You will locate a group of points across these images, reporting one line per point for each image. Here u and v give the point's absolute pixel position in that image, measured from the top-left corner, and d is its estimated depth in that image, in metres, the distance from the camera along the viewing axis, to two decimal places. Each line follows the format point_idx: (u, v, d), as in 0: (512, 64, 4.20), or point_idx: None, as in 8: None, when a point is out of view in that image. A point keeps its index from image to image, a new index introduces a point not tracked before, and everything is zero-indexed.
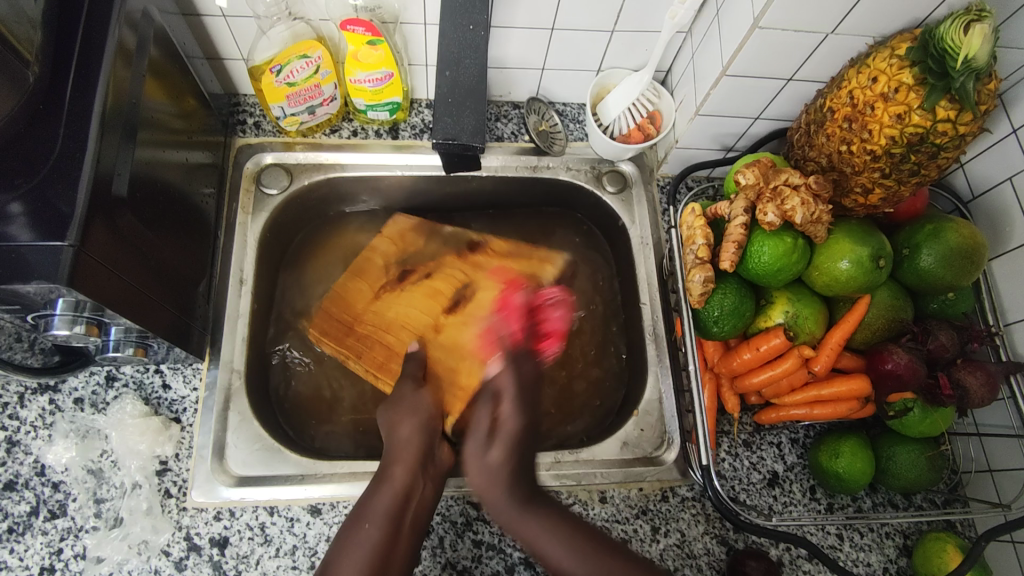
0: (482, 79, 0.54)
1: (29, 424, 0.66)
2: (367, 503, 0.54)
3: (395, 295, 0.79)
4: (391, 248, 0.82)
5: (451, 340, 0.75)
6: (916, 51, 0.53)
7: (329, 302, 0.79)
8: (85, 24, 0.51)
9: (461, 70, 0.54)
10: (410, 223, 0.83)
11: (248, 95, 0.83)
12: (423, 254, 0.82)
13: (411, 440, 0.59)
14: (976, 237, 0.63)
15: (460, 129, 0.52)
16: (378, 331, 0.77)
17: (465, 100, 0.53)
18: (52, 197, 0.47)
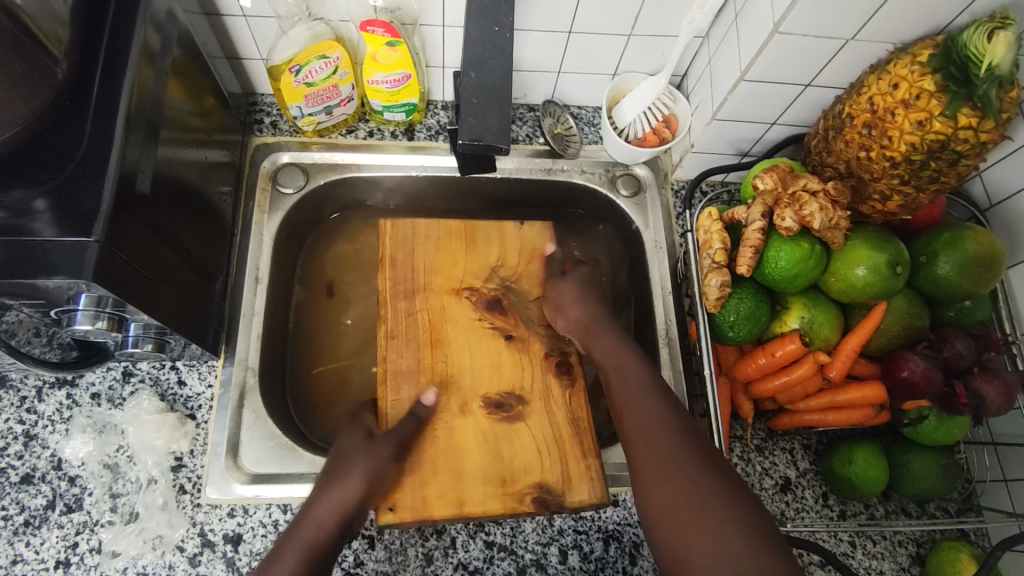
0: (504, 80, 0.54)
1: (47, 419, 0.66)
2: (294, 531, 0.53)
3: (472, 328, 0.69)
4: (505, 252, 0.74)
5: (460, 434, 0.62)
6: (938, 58, 0.52)
7: (421, 261, 0.72)
8: (112, 24, 0.52)
9: (484, 71, 0.54)
10: (539, 242, 0.76)
11: (265, 95, 0.83)
12: (529, 311, 0.71)
13: (344, 505, 0.54)
14: (994, 245, 0.62)
15: (484, 128, 0.52)
16: (427, 342, 0.68)
17: (489, 100, 0.53)
18: (77, 193, 0.47)
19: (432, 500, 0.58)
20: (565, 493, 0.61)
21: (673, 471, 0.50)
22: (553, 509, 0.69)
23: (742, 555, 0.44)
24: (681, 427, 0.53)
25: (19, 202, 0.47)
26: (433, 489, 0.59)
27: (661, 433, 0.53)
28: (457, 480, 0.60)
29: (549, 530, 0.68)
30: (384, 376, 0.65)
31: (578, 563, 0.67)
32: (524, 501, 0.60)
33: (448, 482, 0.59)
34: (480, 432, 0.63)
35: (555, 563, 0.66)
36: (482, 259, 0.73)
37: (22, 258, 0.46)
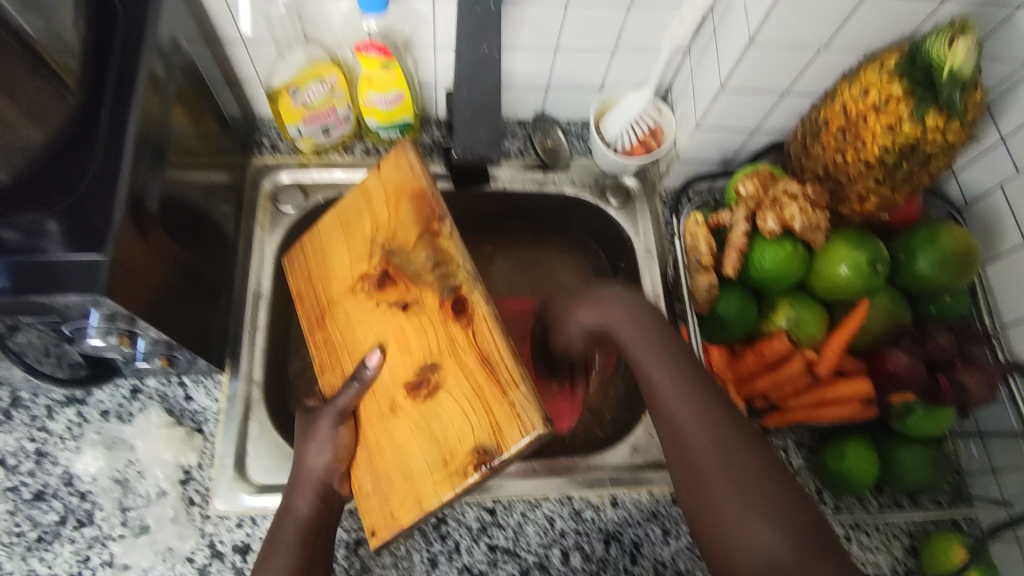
0: (493, 95, 0.57)
1: (57, 436, 0.68)
2: (274, 540, 0.56)
3: (466, 399, 0.54)
4: (389, 234, 0.64)
5: (396, 434, 0.57)
6: (904, 64, 0.55)
7: (317, 276, 0.69)
8: (120, 53, 0.55)
9: (476, 87, 0.57)
10: (405, 163, 0.64)
11: (264, 117, 0.86)
12: (414, 263, 0.61)
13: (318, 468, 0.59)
14: (969, 241, 0.65)
15: (476, 140, 0.55)
16: (382, 398, 0.59)
17: (482, 116, 0.56)
18: (88, 214, 0.49)
19: (397, 509, 0.55)
20: (442, 463, 0.53)
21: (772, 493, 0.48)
22: (554, 511, 0.70)
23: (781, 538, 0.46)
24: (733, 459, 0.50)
25: (33, 224, 0.49)
26: (402, 501, 0.55)
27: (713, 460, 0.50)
28: (411, 483, 0.55)
29: (551, 532, 0.69)
30: (319, 349, 0.66)
31: (581, 564, 0.68)
32: (466, 475, 0.52)
33: (404, 488, 0.55)
34: (411, 423, 0.56)
35: (558, 564, 0.68)
36: (345, 205, 0.69)
37: (36, 276, 0.48)
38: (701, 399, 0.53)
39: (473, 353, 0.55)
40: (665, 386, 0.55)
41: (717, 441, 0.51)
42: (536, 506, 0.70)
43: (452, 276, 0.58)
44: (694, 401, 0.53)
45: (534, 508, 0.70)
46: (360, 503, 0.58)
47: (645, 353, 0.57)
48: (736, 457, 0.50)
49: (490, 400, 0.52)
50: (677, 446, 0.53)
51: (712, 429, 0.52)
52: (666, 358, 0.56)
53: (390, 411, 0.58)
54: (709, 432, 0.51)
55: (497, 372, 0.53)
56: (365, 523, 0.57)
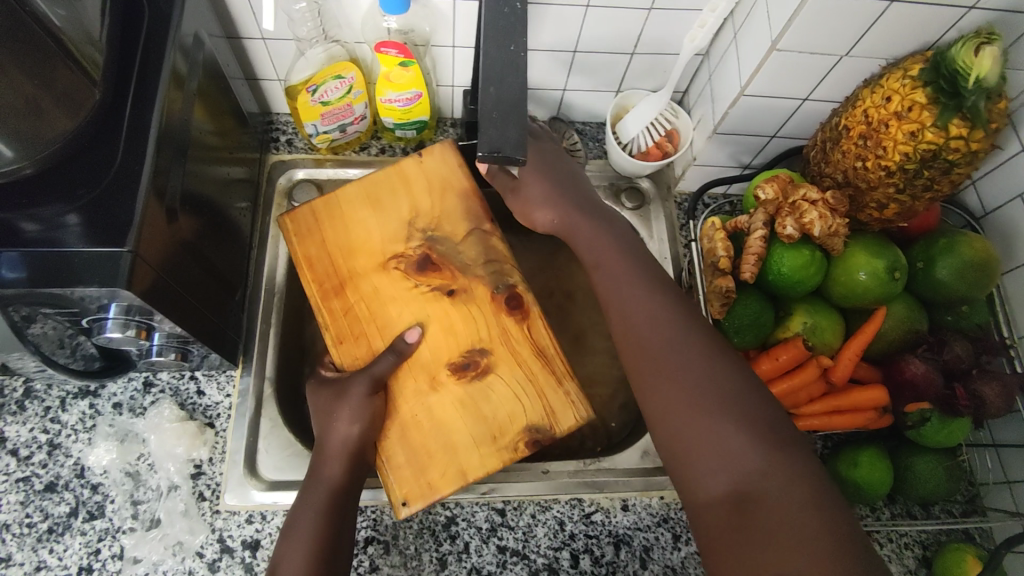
0: (522, 95, 0.54)
1: (70, 428, 0.68)
2: (303, 502, 0.56)
3: (518, 382, 0.62)
4: (431, 219, 0.67)
5: (435, 407, 0.61)
6: (929, 71, 0.55)
7: (335, 246, 0.66)
8: (144, 48, 0.55)
9: (503, 87, 0.54)
10: (454, 160, 0.70)
11: (281, 114, 0.86)
12: (462, 255, 0.66)
13: (347, 441, 0.58)
14: (989, 250, 0.64)
15: (504, 140, 0.53)
16: (421, 373, 0.62)
17: (507, 115, 0.54)
18: (110, 208, 0.49)
19: (437, 479, 0.59)
20: (492, 439, 0.60)
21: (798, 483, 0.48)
22: (564, 514, 0.70)
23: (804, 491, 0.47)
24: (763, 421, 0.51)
25: (55, 217, 0.49)
26: (443, 471, 0.59)
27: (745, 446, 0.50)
28: (453, 455, 0.59)
29: (560, 535, 0.69)
30: (338, 320, 0.64)
31: (590, 567, 0.68)
32: (518, 449, 0.60)
33: (445, 458, 0.59)
34: (456, 401, 0.61)
35: (567, 566, 0.68)
36: (376, 179, 0.69)
37: (57, 267, 0.48)
38: (716, 385, 0.52)
39: (528, 345, 0.63)
40: (689, 371, 0.54)
41: (752, 441, 0.49)
42: (545, 508, 0.70)
43: (507, 274, 0.65)
44: (717, 389, 0.52)
45: (544, 510, 0.70)
46: (392, 472, 0.59)
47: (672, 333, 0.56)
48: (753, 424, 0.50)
49: (548, 394, 0.61)
50: (674, 431, 0.52)
51: (745, 404, 0.51)
52: (686, 326, 0.57)
53: (430, 385, 0.61)
54: (740, 435, 0.50)
55: (552, 365, 0.62)
56: (398, 493, 0.58)
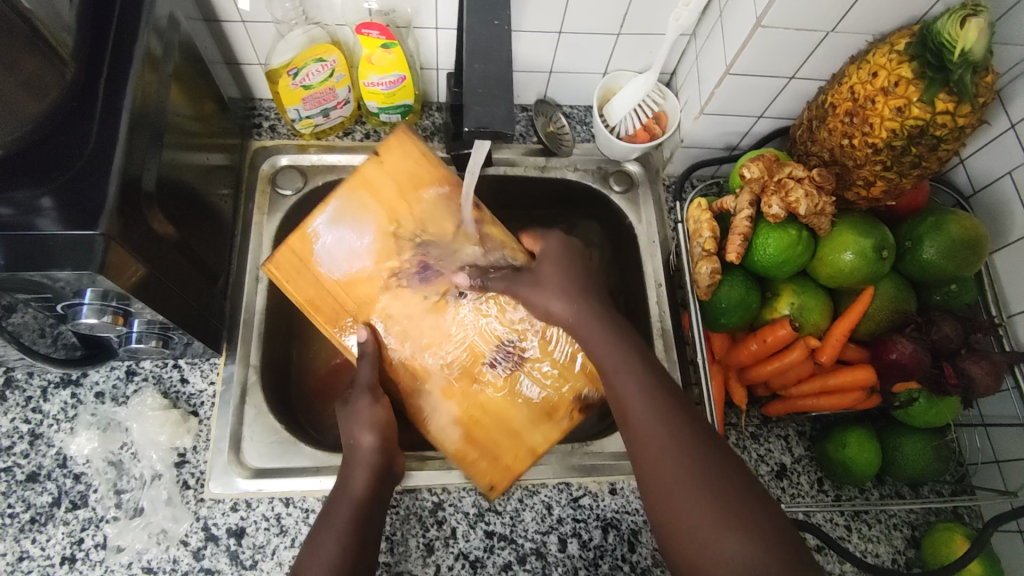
0: (509, 70, 0.52)
1: (52, 417, 0.67)
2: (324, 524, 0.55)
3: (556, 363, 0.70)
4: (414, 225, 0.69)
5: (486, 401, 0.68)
6: (915, 46, 0.54)
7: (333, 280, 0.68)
8: (116, 28, 0.54)
9: (490, 63, 0.52)
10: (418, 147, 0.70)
11: (264, 100, 0.85)
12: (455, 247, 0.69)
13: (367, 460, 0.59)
14: (977, 228, 0.64)
15: (492, 116, 0.49)
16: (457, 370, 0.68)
17: (495, 90, 0.51)
18: (82, 190, 0.48)
19: (512, 463, 0.67)
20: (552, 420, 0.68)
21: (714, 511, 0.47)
22: (552, 498, 0.70)
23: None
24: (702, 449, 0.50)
25: (26, 200, 0.48)
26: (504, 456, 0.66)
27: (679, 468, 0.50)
28: (516, 438, 0.67)
29: (548, 519, 0.69)
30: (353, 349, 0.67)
31: (578, 551, 0.68)
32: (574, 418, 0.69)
33: (511, 444, 0.67)
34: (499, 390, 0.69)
35: (555, 551, 0.67)
36: (378, 181, 0.69)
37: (32, 251, 0.47)
38: (700, 484, 0.48)
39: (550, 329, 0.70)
40: (628, 393, 0.53)
41: (742, 548, 0.46)
42: (533, 493, 0.70)
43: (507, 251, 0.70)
44: (705, 482, 0.48)
45: (532, 495, 0.70)
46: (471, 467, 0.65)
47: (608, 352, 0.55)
48: (742, 523, 0.47)
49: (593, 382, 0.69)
50: (663, 516, 0.50)
51: (732, 511, 0.47)
52: (669, 419, 0.51)
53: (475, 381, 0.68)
54: (727, 538, 0.46)
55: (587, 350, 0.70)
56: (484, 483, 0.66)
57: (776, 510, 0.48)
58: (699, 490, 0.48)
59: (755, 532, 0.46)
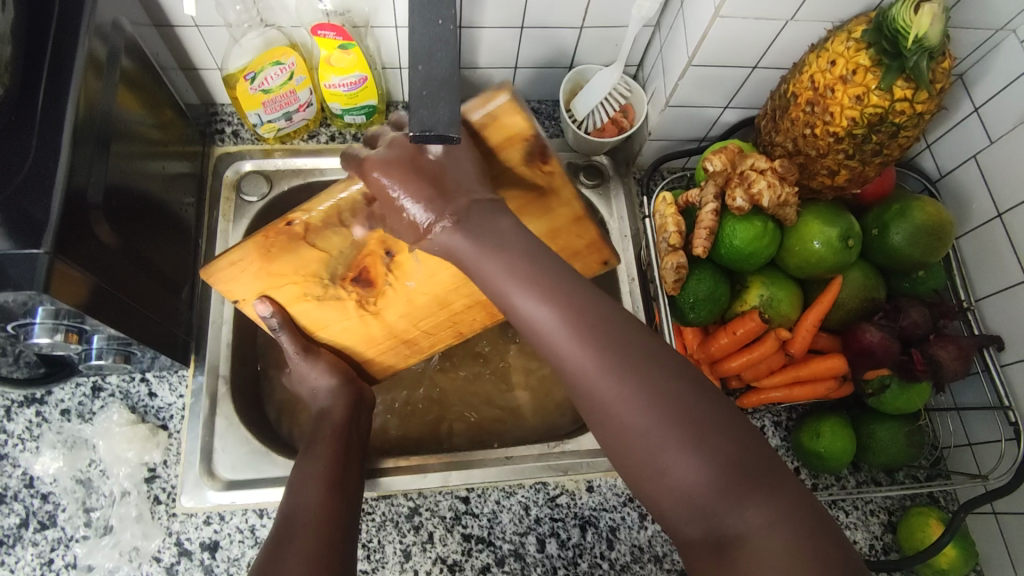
0: (451, 69, 0.48)
1: (17, 437, 0.66)
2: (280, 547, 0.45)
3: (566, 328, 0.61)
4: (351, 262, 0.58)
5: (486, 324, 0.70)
6: (871, 32, 0.53)
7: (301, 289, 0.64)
8: (55, 35, 0.52)
9: (431, 63, 0.49)
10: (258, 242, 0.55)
11: (225, 104, 0.83)
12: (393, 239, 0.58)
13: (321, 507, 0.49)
14: (942, 214, 0.64)
15: (436, 119, 0.46)
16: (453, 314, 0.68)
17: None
18: (26, 207, 0.47)
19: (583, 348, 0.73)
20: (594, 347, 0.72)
21: (662, 431, 0.38)
22: (529, 498, 0.69)
23: (763, 522, 0.37)
24: (647, 362, 0.40)
25: None
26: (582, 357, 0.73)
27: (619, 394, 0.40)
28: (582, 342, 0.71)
29: (525, 520, 0.68)
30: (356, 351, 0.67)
31: (556, 550, 0.67)
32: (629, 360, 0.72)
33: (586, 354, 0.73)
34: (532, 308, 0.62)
35: (533, 551, 0.67)
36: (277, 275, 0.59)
37: None
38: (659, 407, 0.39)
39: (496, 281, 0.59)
40: (547, 322, 0.42)
41: (704, 471, 0.38)
42: (510, 494, 0.70)
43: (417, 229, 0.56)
44: (654, 404, 0.39)
45: (508, 496, 0.69)
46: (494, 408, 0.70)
47: (513, 279, 0.44)
48: (711, 440, 0.38)
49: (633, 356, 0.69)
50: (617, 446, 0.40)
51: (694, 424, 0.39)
52: (604, 347, 0.41)
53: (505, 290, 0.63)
54: (688, 458, 0.38)
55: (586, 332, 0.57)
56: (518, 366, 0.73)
57: (734, 415, 0.40)
58: (643, 404, 0.39)
59: (711, 445, 0.38)
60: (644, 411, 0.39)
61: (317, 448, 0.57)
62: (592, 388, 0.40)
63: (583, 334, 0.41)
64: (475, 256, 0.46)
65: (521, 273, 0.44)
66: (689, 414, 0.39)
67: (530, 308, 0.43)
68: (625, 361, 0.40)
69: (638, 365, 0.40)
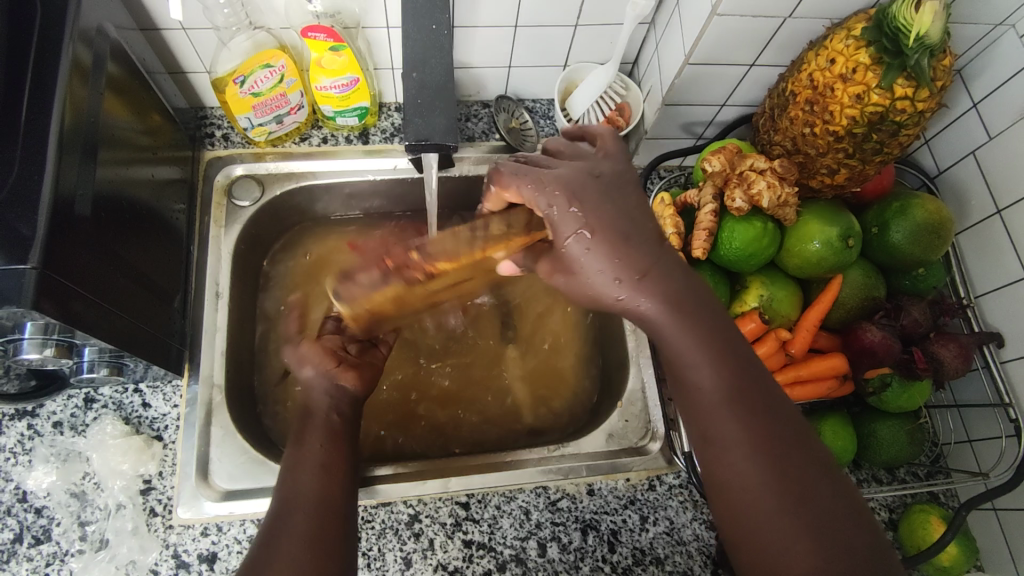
0: (446, 78, 0.53)
1: (8, 451, 0.65)
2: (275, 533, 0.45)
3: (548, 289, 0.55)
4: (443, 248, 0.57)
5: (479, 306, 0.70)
6: (871, 30, 0.53)
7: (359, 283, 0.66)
8: (38, 42, 0.51)
9: (427, 70, 0.53)
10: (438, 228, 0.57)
11: (214, 108, 0.82)
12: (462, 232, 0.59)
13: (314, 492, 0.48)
14: (942, 212, 0.64)
15: (431, 129, 0.52)
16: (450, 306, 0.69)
17: (434, 100, 0.53)
18: (11, 220, 0.46)
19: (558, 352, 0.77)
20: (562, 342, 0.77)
21: (778, 517, 0.42)
22: (530, 503, 0.69)
23: None
24: (783, 454, 0.44)
25: None
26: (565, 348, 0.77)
27: (753, 478, 0.43)
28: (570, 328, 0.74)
29: (526, 524, 0.68)
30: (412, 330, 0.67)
31: (558, 555, 0.67)
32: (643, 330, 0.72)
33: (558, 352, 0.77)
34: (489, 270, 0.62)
35: (534, 556, 0.67)
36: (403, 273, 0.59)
37: None
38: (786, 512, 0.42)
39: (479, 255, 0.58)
40: (710, 393, 0.46)
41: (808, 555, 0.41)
42: (510, 498, 0.69)
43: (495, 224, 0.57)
44: (794, 513, 0.42)
45: (509, 501, 0.69)
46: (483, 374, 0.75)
47: (689, 344, 0.47)
48: (829, 554, 0.40)
49: None
50: (728, 521, 0.44)
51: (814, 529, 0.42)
52: (748, 418, 0.45)
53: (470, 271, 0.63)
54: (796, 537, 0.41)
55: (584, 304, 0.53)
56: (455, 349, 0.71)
57: (859, 527, 0.42)
58: (771, 492, 0.43)
59: (825, 546, 0.41)
60: (767, 498, 0.43)
61: (306, 439, 0.52)
62: (725, 462, 0.45)
63: (733, 413, 0.45)
64: (668, 325, 0.48)
65: (699, 345, 0.47)
66: (811, 510, 0.42)
67: (699, 377, 0.47)
68: (761, 449, 0.44)
69: (777, 454, 0.44)
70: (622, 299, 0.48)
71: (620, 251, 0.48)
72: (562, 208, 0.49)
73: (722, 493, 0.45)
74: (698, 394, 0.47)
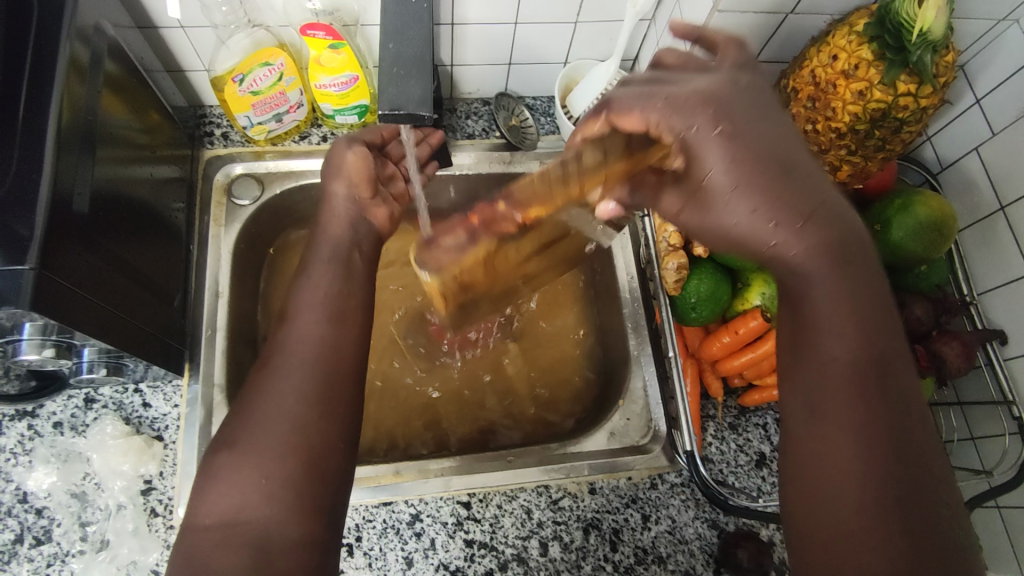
0: (425, 48, 0.55)
1: (9, 452, 0.65)
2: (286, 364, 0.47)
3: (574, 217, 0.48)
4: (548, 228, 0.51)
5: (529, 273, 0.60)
6: (873, 26, 0.52)
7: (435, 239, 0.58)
8: (35, 41, 0.51)
9: (403, 42, 0.55)
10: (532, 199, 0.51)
11: (213, 106, 0.82)
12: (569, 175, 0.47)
13: (315, 315, 0.50)
14: (945, 208, 0.63)
15: (406, 97, 0.53)
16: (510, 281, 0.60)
17: (416, 75, 0.54)
18: (8, 219, 0.46)
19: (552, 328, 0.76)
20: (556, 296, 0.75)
21: (862, 501, 0.39)
22: (531, 502, 0.69)
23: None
24: (894, 450, 0.40)
25: None
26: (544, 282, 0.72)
27: (853, 458, 0.40)
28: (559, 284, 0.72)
29: (528, 523, 0.68)
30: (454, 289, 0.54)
31: (560, 554, 0.67)
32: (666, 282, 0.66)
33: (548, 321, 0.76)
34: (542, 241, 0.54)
35: (536, 555, 0.66)
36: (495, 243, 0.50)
37: None
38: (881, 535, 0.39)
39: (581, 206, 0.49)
40: (837, 362, 0.42)
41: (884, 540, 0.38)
42: (512, 497, 0.69)
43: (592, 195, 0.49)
44: (884, 507, 0.38)
45: (511, 500, 0.69)
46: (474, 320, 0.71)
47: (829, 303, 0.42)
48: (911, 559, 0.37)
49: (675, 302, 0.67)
50: (812, 522, 0.41)
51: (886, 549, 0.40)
52: (868, 405, 0.41)
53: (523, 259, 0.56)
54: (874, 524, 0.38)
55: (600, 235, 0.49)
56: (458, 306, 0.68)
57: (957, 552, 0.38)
58: (868, 479, 0.39)
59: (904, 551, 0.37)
60: (860, 484, 0.39)
61: (316, 269, 0.54)
62: (827, 435, 0.41)
63: (854, 396, 0.41)
64: (824, 278, 0.42)
65: (838, 311, 0.42)
66: (902, 516, 0.38)
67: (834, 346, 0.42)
68: (870, 438, 0.40)
69: (887, 448, 0.40)
70: (771, 246, 0.43)
71: (781, 191, 0.41)
72: (706, 127, 0.41)
73: (810, 457, 0.42)
74: (822, 359, 0.42)
